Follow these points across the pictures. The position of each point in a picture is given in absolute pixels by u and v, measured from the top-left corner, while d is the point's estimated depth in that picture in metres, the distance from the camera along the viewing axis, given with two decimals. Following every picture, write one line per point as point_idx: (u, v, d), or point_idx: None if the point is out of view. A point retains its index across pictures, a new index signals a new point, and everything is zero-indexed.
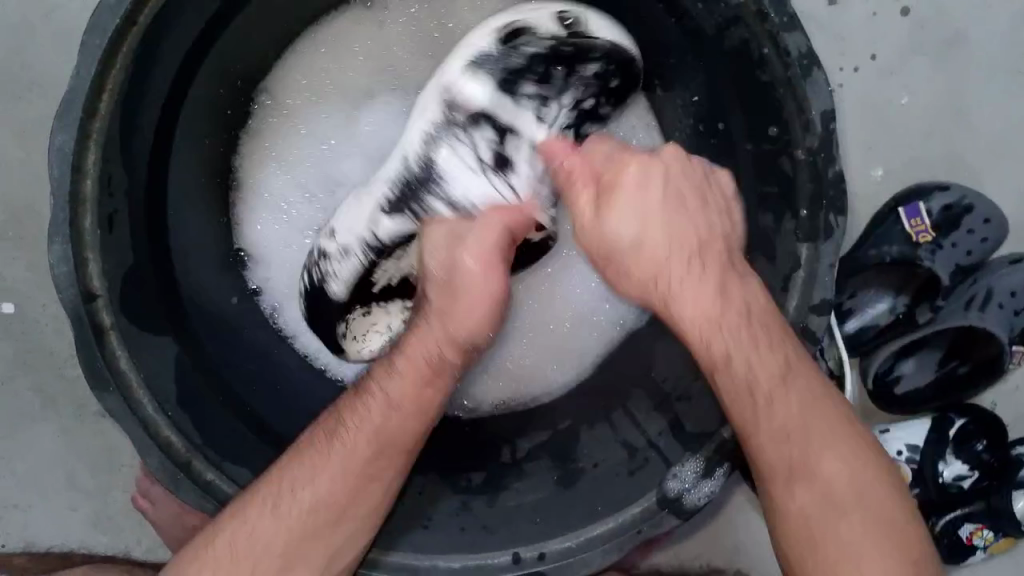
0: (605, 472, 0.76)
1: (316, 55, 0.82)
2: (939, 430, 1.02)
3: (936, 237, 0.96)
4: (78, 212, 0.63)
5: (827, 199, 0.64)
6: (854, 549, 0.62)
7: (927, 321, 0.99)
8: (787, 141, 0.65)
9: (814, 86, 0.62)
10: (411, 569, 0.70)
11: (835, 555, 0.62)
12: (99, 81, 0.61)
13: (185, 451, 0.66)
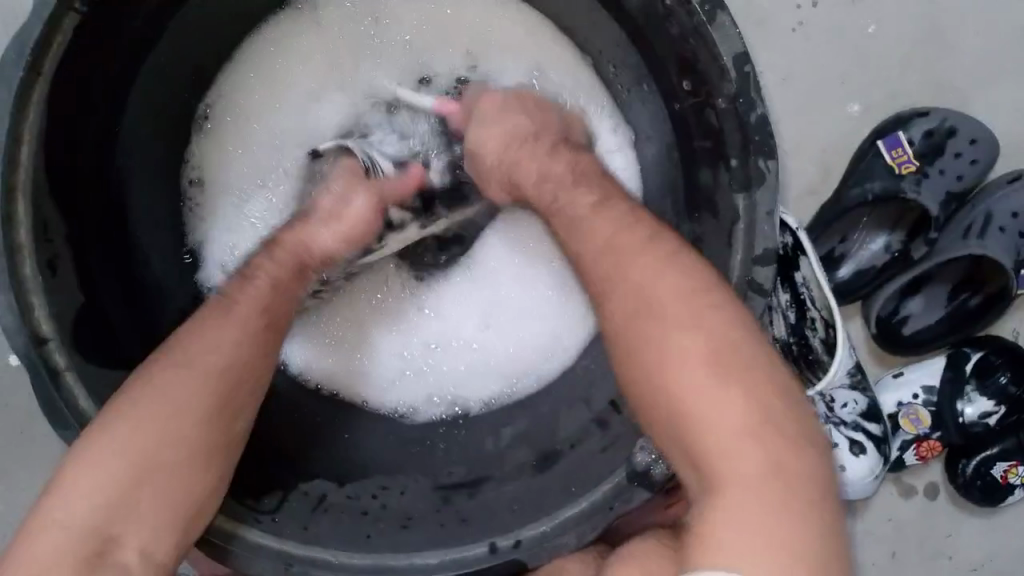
0: (581, 453, 0.75)
1: (263, 63, 0.86)
2: (955, 367, 0.97)
3: (921, 166, 0.92)
4: (16, 258, 0.64)
5: (754, 144, 0.62)
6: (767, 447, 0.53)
7: (926, 255, 0.95)
8: (709, 91, 0.63)
9: (722, 31, 0.60)
10: (389, 568, 0.69)
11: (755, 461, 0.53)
12: (15, 132, 0.62)
13: None
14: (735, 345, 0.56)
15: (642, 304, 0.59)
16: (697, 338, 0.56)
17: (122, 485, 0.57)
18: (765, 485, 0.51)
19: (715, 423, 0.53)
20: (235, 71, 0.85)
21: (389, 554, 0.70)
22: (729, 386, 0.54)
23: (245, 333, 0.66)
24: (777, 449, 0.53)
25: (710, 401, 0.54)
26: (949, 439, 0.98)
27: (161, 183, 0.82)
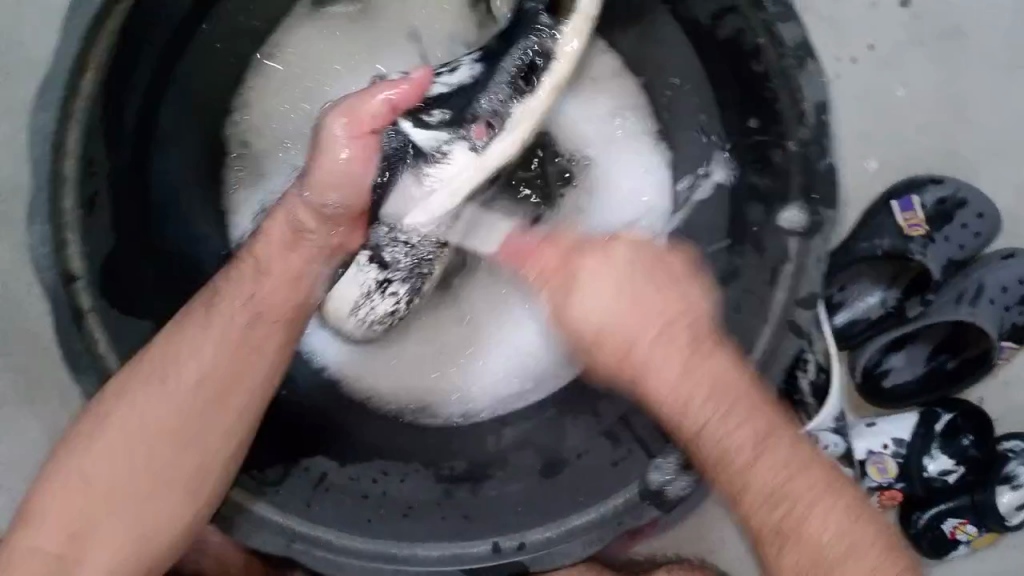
0: (588, 464, 0.76)
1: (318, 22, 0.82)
2: (927, 424, 1.01)
3: (929, 230, 0.96)
4: (59, 191, 0.62)
5: (817, 193, 0.63)
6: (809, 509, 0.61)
7: (919, 314, 0.98)
8: (780, 133, 0.65)
9: (807, 78, 0.62)
10: (390, 556, 0.68)
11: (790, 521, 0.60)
12: (81, 63, 0.61)
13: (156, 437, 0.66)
14: (762, 415, 0.61)
15: (705, 389, 0.61)
16: (748, 428, 0.61)
17: (107, 516, 0.65)
18: (857, 532, 0.60)
19: (790, 498, 0.60)
20: (290, 37, 0.81)
21: (391, 541, 0.70)
22: (788, 456, 0.61)
23: (230, 340, 0.68)
24: (836, 485, 0.62)
25: (775, 479, 0.60)
26: (911, 491, 1.03)
27: (206, 134, 0.79)
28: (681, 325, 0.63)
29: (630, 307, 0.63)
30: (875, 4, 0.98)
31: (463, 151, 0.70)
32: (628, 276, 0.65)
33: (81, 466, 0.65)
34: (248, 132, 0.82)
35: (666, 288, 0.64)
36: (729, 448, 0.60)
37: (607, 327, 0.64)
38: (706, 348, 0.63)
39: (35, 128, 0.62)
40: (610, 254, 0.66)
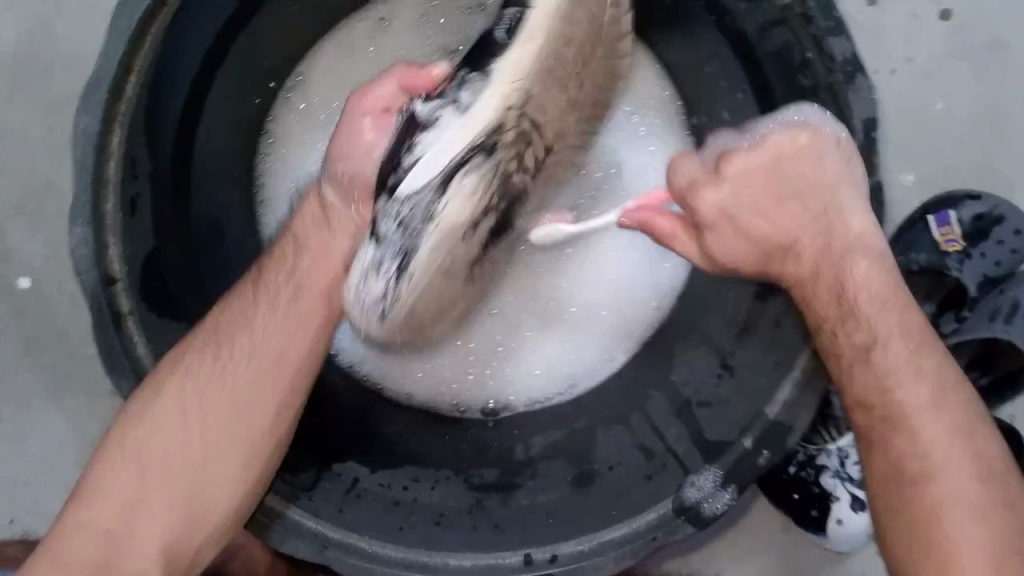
0: (621, 477, 0.75)
1: (349, 46, 0.81)
2: None
3: (965, 246, 0.94)
4: (101, 194, 0.62)
5: None
6: (948, 493, 0.58)
7: (953, 332, 0.95)
8: (827, 148, 0.64)
9: (856, 94, 0.61)
10: (421, 565, 0.69)
11: (925, 512, 0.58)
12: (127, 65, 0.60)
13: (208, 410, 0.66)
14: (894, 317, 0.63)
15: (837, 293, 0.65)
16: (862, 334, 0.64)
17: (155, 495, 0.64)
18: (950, 449, 0.59)
19: (887, 405, 0.62)
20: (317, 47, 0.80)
21: (422, 550, 0.70)
22: (900, 361, 0.62)
23: (281, 314, 0.68)
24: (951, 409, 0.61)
25: (883, 379, 0.62)
26: None
27: (242, 134, 0.78)
28: (831, 255, 0.65)
29: (774, 205, 0.66)
30: (916, 15, 0.97)
31: (450, 115, 0.59)
32: (759, 176, 0.65)
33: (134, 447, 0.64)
34: (285, 131, 0.81)
35: (789, 201, 0.66)
36: (841, 344, 0.63)
37: (744, 223, 0.65)
38: (842, 262, 0.65)
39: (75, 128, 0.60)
40: (746, 161, 0.65)
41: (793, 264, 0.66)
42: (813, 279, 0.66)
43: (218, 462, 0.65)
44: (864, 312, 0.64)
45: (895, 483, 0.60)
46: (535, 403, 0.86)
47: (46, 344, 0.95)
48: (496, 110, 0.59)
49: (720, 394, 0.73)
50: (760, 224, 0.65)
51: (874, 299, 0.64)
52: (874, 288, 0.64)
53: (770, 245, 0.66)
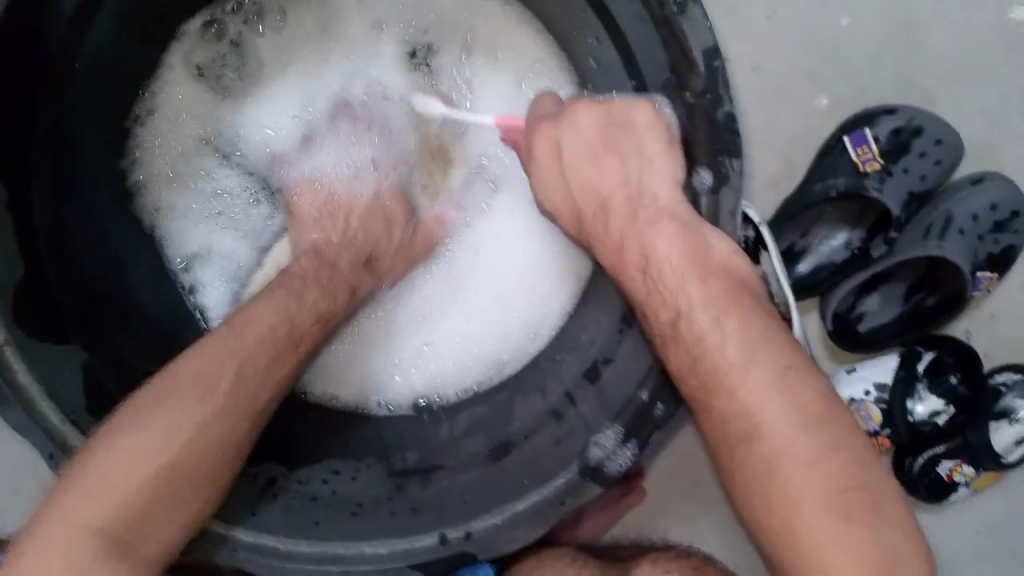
0: (534, 445, 0.74)
1: (212, 64, 0.84)
2: (906, 367, 0.97)
3: (885, 163, 0.92)
4: None
5: (721, 143, 0.60)
6: (800, 486, 0.54)
7: (882, 256, 0.94)
8: (678, 84, 0.62)
9: (691, 23, 0.59)
10: (335, 556, 0.68)
11: (779, 494, 0.55)
12: None
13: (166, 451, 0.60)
14: (742, 328, 0.59)
15: (640, 253, 0.63)
16: (671, 306, 0.61)
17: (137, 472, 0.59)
18: (823, 471, 0.55)
19: (755, 421, 0.57)
20: (177, 74, 0.84)
21: (337, 542, 0.69)
22: (746, 343, 0.58)
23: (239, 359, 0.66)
24: (831, 431, 0.56)
25: (743, 405, 0.57)
26: (898, 437, 0.98)
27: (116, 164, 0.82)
28: (670, 214, 0.62)
29: (603, 169, 0.67)
30: None
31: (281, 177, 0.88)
32: (586, 141, 0.67)
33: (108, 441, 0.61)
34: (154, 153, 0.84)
35: (613, 158, 0.66)
36: (669, 318, 0.61)
37: (570, 175, 0.68)
38: (637, 222, 0.64)
39: None
40: (575, 123, 0.67)
41: (619, 225, 0.65)
42: (630, 235, 0.64)
43: (194, 431, 0.62)
44: (715, 312, 0.60)
45: (764, 502, 0.56)
46: (465, 393, 0.85)
47: None
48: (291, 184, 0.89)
49: (620, 348, 0.72)
50: (605, 184, 0.67)
51: (712, 303, 0.60)
52: (675, 262, 0.61)
53: (597, 215, 0.67)
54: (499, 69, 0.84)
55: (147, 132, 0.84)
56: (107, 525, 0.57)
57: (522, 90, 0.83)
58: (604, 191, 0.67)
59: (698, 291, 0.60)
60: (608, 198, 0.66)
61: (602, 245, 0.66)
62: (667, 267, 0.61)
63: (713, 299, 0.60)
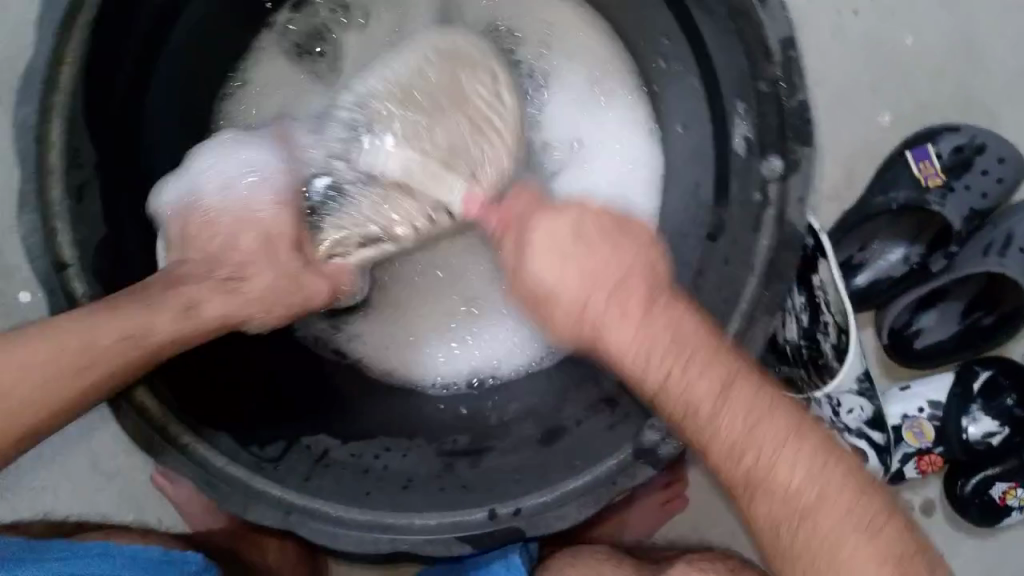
0: (587, 429, 0.74)
1: (301, 48, 0.90)
2: (963, 385, 0.96)
3: (947, 180, 0.92)
4: (45, 181, 0.65)
5: (791, 130, 0.62)
6: (835, 528, 0.61)
7: (942, 270, 0.93)
8: (752, 72, 0.63)
9: (769, 11, 0.60)
10: (387, 525, 0.69)
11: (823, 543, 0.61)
12: (58, 56, 0.64)
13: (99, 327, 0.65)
14: (720, 362, 0.61)
15: (666, 363, 0.62)
16: (707, 381, 0.61)
17: (18, 397, 0.62)
18: (826, 474, 0.62)
19: (756, 446, 0.61)
20: (271, 53, 0.89)
21: (388, 511, 0.70)
22: (750, 399, 0.62)
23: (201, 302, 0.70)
24: (806, 430, 0.63)
25: (740, 430, 0.61)
26: (951, 454, 0.97)
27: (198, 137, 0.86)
28: (704, 340, 0.61)
29: (584, 267, 0.66)
30: None
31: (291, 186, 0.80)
32: (561, 243, 0.67)
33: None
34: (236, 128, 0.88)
35: (622, 233, 0.68)
36: (691, 402, 0.61)
37: (560, 297, 0.67)
38: (655, 308, 0.64)
39: (15, 121, 0.64)
40: (556, 222, 0.68)
41: (613, 342, 0.64)
42: (638, 338, 0.63)
43: (59, 367, 0.63)
44: (693, 362, 0.61)
45: (786, 516, 0.62)
46: (517, 372, 0.87)
47: None
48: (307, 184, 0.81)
49: None
50: (599, 305, 0.65)
51: (689, 350, 0.61)
52: (672, 332, 0.62)
53: (588, 323, 0.66)
54: (573, 67, 0.87)
55: (234, 104, 0.89)
56: None
57: (594, 93, 0.87)
58: (594, 315, 0.65)
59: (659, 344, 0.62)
60: (585, 304, 0.65)
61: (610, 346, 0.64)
62: (642, 349, 0.63)
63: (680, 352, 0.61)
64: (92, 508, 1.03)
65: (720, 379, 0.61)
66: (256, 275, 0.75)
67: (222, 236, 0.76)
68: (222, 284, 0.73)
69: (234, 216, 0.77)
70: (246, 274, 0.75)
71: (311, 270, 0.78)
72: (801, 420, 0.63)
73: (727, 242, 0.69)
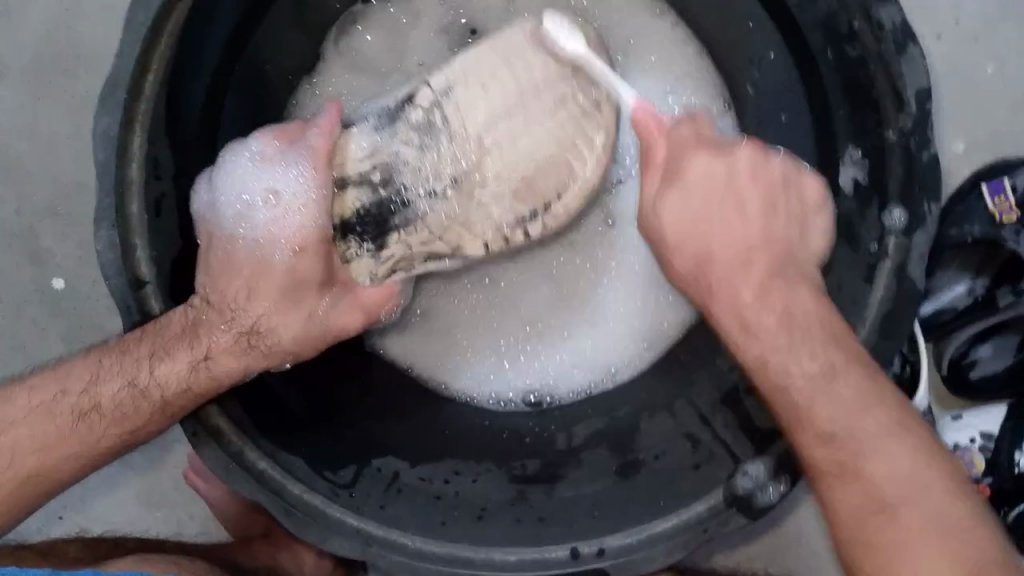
0: (667, 466, 0.73)
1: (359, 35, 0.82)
2: (1017, 417, 0.94)
3: (1023, 217, 0.88)
4: (124, 196, 0.66)
5: (920, 183, 0.61)
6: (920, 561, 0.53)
7: (1010, 306, 0.88)
8: (878, 121, 0.62)
9: (910, 62, 0.59)
10: (467, 560, 0.67)
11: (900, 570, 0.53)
12: (143, 63, 0.63)
13: (143, 328, 0.68)
14: (836, 349, 0.60)
15: (783, 306, 0.62)
16: (814, 360, 0.60)
17: (103, 430, 0.68)
18: (929, 473, 0.56)
19: (854, 435, 0.57)
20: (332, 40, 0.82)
21: (467, 544, 0.68)
22: (857, 388, 0.58)
23: (267, 301, 0.72)
24: (909, 426, 0.58)
25: (840, 424, 0.58)
26: (1003, 486, 0.94)
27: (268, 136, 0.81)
28: (830, 323, 0.61)
29: (721, 219, 0.65)
30: None
31: (359, 194, 0.71)
32: (695, 204, 0.65)
33: (81, 395, 0.68)
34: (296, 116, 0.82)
35: (758, 198, 0.65)
36: (787, 374, 0.60)
37: (693, 245, 0.65)
38: (776, 286, 0.63)
39: (98, 131, 0.64)
40: (711, 166, 0.64)
41: (752, 311, 0.63)
42: (787, 322, 0.61)
43: (119, 390, 0.68)
44: (794, 340, 0.61)
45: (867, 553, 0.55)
46: (578, 394, 0.82)
47: (83, 340, 0.98)
48: (350, 206, 0.71)
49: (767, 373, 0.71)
50: (736, 281, 0.64)
51: (810, 328, 0.61)
52: (799, 305, 0.62)
53: (702, 281, 0.65)
54: (646, 80, 0.79)
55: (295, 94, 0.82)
56: (38, 468, 0.67)
57: (667, 102, 0.78)
58: (736, 275, 0.64)
59: (769, 317, 0.62)
60: (745, 252, 0.64)
61: (729, 293, 0.64)
62: (774, 312, 0.62)
63: (790, 334, 0.61)
64: (122, 517, 0.99)
65: (852, 388, 0.58)
66: (282, 324, 0.72)
67: (245, 278, 0.71)
68: (241, 344, 0.71)
69: (252, 262, 0.71)
70: (270, 322, 0.72)
71: (339, 303, 0.73)
72: (904, 412, 0.58)
73: (829, 285, 0.68)
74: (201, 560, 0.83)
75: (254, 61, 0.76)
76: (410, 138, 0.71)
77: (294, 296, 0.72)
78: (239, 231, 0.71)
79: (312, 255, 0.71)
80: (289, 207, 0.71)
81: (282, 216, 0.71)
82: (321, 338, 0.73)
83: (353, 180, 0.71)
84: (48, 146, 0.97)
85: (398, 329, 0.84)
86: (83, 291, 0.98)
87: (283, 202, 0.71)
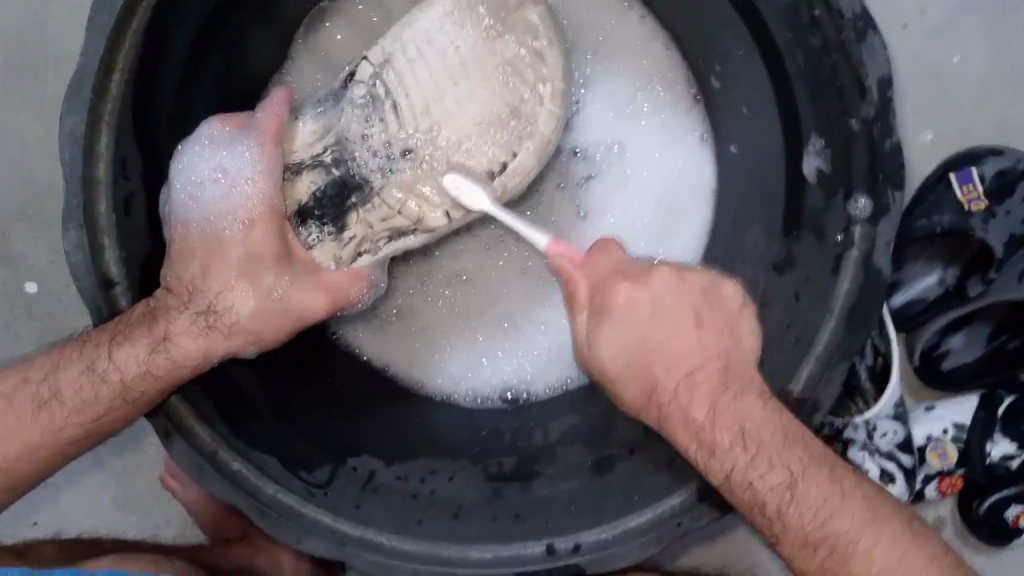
0: (641, 460, 0.73)
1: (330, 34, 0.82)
2: (987, 410, 0.95)
3: (990, 204, 0.90)
4: (90, 195, 0.65)
5: (884, 173, 0.62)
6: None
7: (978, 296, 0.90)
8: (843, 110, 0.62)
9: (870, 51, 0.60)
10: (444, 560, 0.68)
11: None
12: (109, 63, 0.63)
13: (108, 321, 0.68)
14: (796, 454, 0.61)
15: (733, 425, 0.62)
16: (779, 472, 0.61)
17: (64, 417, 0.69)
18: (904, 565, 0.59)
19: (830, 537, 0.60)
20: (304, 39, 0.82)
21: (444, 543, 0.69)
22: (821, 490, 0.61)
23: (222, 280, 0.71)
24: (880, 514, 0.61)
25: (815, 517, 0.60)
26: (973, 477, 0.95)
27: None
28: (769, 426, 0.62)
29: (667, 334, 0.64)
30: None
31: (316, 175, 0.74)
32: (640, 320, 0.64)
33: (42, 384, 0.70)
34: None
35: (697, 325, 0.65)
36: (758, 501, 0.61)
37: (652, 367, 0.64)
38: (726, 404, 0.63)
39: (64, 131, 0.63)
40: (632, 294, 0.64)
41: (712, 427, 0.62)
42: (735, 428, 0.62)
43: (82, 379, 0.69)
44: (756, 456, 0.61)
45: None
46: (555, 390, 0.83)
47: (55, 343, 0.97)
48: (307, 188, 0.74)
49: None
50: (682, 402, 0.63)
51: (763, 441, 0.61)
52: (752, 420, 0.62)
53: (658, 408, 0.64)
54: (614, 80, 0.81)
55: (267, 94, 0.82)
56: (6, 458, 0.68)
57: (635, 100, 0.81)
58: (674, 399, 0.64)
59: (722, 437, 0.62)
60: (694, 372, 0.64)
61: (683, 438, 0.63)
62: (724, 429, 0.62)
63: (741, 440, 0.61)
64: (97, 521, 0.98)
65: (806, 479, 0.61)
66: (239, 301, 0.72)
67: (200, 261, 0.70)
68: (200, 323, 0.70)
69: (205, 241, 0.70)
70: (227, 300, 0.72)
71: (300, 284, 0.72)
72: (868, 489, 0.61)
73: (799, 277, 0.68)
74: (178, 561, 0.83)
75: (222, 59, 0.75)
76: (358, 116, 0.74)
77: (253, 277, 0.72)
78: (194, 211, 0.70)
79: (264, 227, 0.71)
80: (242, 182, 0.71)
81: (236, 192, 0.71)
82: (282, 317, 0.72)
83: (308, 163, 0.74)
84: (17, 148, 0.96)
85: (374, 327, 0.85)
86: (54, 295, 0.97)
87: (236, 180, 0.71)
